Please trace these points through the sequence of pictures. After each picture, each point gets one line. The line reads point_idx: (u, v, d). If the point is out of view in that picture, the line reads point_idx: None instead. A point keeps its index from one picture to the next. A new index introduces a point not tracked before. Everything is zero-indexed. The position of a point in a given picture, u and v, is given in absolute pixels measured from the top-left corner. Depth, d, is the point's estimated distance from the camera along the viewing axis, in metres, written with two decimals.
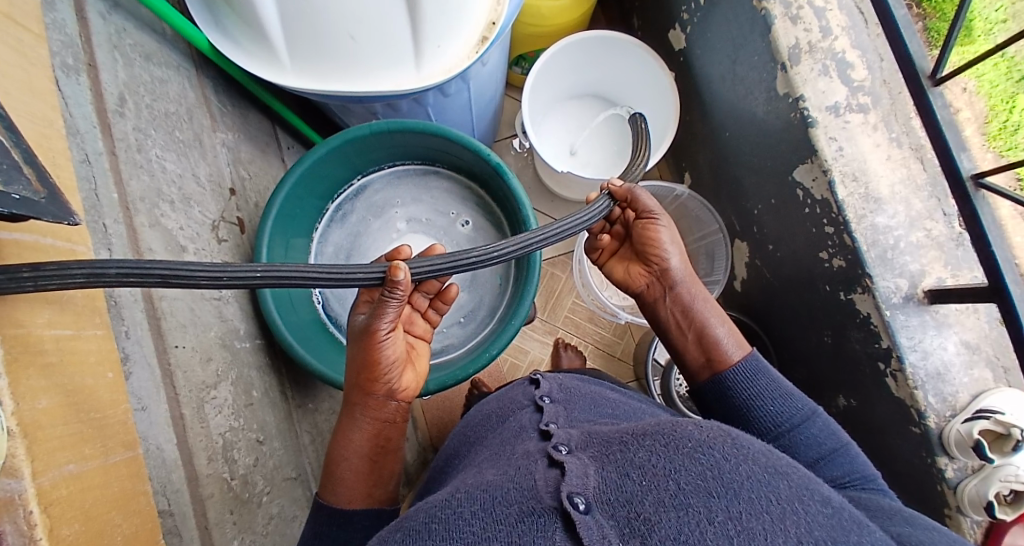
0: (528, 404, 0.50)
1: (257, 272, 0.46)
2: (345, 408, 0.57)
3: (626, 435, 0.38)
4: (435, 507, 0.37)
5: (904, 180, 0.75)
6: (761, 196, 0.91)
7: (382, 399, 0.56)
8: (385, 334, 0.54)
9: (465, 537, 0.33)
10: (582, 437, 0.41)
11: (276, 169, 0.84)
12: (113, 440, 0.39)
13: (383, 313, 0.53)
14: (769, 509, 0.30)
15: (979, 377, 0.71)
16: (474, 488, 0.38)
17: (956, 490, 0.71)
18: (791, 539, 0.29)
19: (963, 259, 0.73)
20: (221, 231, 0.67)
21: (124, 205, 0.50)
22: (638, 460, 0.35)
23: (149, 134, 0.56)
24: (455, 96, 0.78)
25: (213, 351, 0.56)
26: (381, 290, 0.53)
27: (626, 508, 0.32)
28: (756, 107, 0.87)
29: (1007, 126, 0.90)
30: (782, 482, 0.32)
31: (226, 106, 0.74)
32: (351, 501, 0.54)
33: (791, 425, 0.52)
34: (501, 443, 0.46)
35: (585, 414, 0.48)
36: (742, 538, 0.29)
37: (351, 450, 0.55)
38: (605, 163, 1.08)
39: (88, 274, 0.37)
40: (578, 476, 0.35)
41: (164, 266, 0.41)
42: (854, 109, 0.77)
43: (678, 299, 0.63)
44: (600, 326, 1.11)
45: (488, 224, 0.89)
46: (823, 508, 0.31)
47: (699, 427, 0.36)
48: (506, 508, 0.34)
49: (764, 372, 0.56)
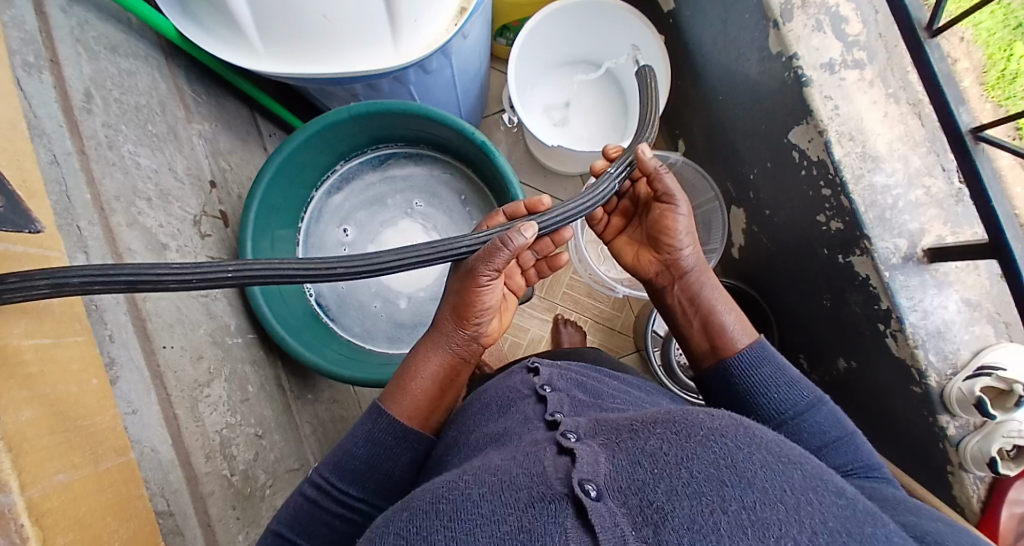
0: (530, 395, 0.48)
1: (229, 270, 0.46)
2: (432, 332, 0.56)
3: (636, 423, 0.37)
4: (441, 486, 0.35)
5: (902, 137, 0.73)
6: (756, 159, 0.89)
7: (472, 335, 0.55)
8: (486, 282, 0.53)
9: (473, 519, 0.31)
10: (590, 425, 0.39)
11: (257, 158, 0.82)
12: (103, 447, 0.39)
13: (492, 260, 0.52)
14: (783, 499, 0.30)
15: (980, 333, 0.71)
16: (480, 470, 0.36)
17: (959, 447, 0.72)
18: (806, 530, 0.29)
19: (963, 216, 0.71)
20: (203, 226, 0.65)
21: (98, 205, 0.48)
22: (649, 448, 0.34)
23: (120, 130, 0.54)
24: (437, 72, 0.76)
25: (204, 349, 0.54)
26: (499, 236, 0.53)
27: (638, 496, 0.31)
28: (749, 67, 0.85)
29: (1005, 75, 0.87)
30: (797, 472, 0.32)
31: (201, 96, 0.72)
32: (410, 417, 0.52)
33: (794, 415, 0.51)
34: (502, 436, 0.44)
35: (589, 405, 0.47)
36: (756, 528, 0.29)
37: (427, 368, 0.54)
38: (597, 135, 1.05)
39: (53, 283, 0.36)
40: (588, 463, 0.33)
41: (130, 272, 0.40)
42: (850, 65, 0.74)
43: (687, 288, 0.62)
44: (599, 301, 1.10)
45: (443, 178, 0.89)
46: (837, 499, 0.32)
47: (711, 416, 0.36)
48: (515, 492, 0.32)
49: (769, 358, 0.55)
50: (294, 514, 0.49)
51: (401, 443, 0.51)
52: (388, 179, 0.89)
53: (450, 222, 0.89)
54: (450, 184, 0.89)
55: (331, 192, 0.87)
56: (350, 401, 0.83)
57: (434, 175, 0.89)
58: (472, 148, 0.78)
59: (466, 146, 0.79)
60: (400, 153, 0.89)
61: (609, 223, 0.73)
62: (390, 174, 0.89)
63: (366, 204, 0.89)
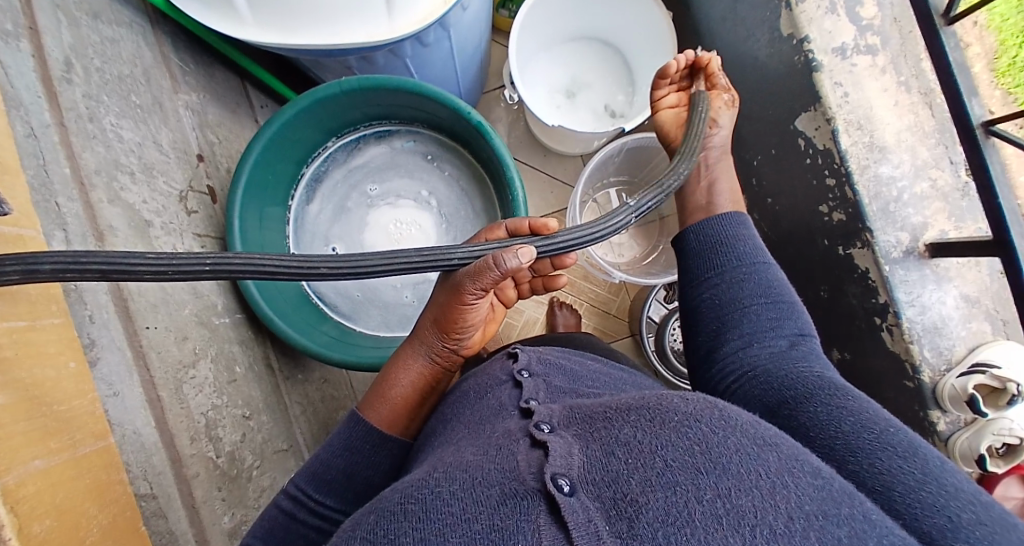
0: (507, 381, 0.46)
1: (205, 263, 0.44)
2: (412, 340, 0.56)
3: (610, 410, 0.34)
4: (410, 487, 0.32)
5: (910, 127, 0.71)
6: (759, 144, 0.86)
7: (452, 346, 0.55)
8: (473, 298, 0.51)
9: (444, 518, 0.28)
10: (564, 414, 0.36)
11: (247, 130, 0.80)
12: (81, 432, 0.38)
13: (482, 278, 0.49)
14: (758, 484, 0.28)
15: (977, 330, 0.70)
16: (452, 468, 0.33)
17: (948, 442, 0.72)
18: (782, 515, 0.26)
19: (968, 211, 0.70)
20: (190, 202, 0.64)
21: (78, 180, 0.47)
22: (623, 438, 0.31)
23: (102, 101, 0.52)
24: (434, 45, 0.73)
25: (189, 329, 0.53)
26: (492, 253, 0.49)
27: (612, 490, 0.28)
28: (758, 49, 0.82)
29: (1016, 62, 0.84)
30: (771, 454, 0.30)
31: (188, 65, 0.69)
32: (392, 426, 0.52)
33: (752, 264, 0.52)
34: (478, 425, 0.42)
35: (567, 391, 0.44)
36: (731, 517, 0.26)
37: (407, 375, 0.54)
38: (593, 120, 1.03)
39: (21, 268, 0.35)
40: (561, 455, 0.30)
41: (106, 260, 0.38)
42: (862, 51, 0.72)
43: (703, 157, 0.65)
44: (596, 284, 1.09)
45: (406, 151, 0.88)
46: (813, 480, 0.29)
47: (686, 400, 0.33)
48: (487, 489, 0.29)
49: (747, 227, 0.56)
50: (267, 529, 0.48)
51: None
52: (353, 171, 0.87)
53: (412, 183, 0.88)
54: (412, 151, 0.88)
55: (307, 196, 0.85)
56: (342, 382, 0.83)
57: (393, 147, 0.88)
58: (456, 119, 0.76)
59: (451, 119, 0.77)
60: (355, 138, 0.86)
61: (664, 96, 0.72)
62: (353, 166, 0.87)
63: (336, 204, 0.86)
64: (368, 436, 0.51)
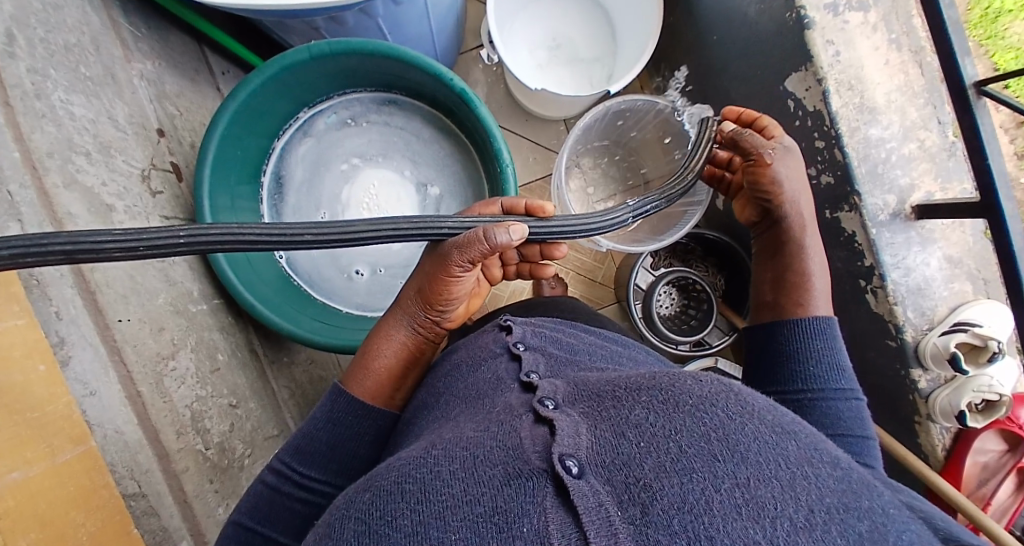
0: (503, 353, 0.44)
1: (180, 235, 0.40)
2: (394, 310, 0.53)
3: (618, 388, 0.33)
4: (408, 462, 0.30)
5: (900, 87, 0.70)
6: (747, 105, 0.84)
7: (436, 317, 0.53)
8: (461, 272, 0.49)
9: (444, 500, 0.27)
10: (568, 390, 0.35)
11: (211, 101, 0.75)
12: (58, 438, 0.36)
13: (469, 250, 0.48)
14: (777, 475, 0.27)
15: (959, 290, 0.72)
16: (451, 443, 0.31)
17: (928, 399, 0.74)
18: (803, 508, 0.25)
19: (954, 171, 0.70)
20: (154, 181, 0.60)
21: (29, 163, 0.43)
22: (633, 419, 0.30)
23: (48, 75, 0.48)
24: (409, 3, 0.68)
25: (165, 319, 0.51)
26: (482, 226, 0.48)
27: (622, 472, 0.27)
28: (747, 5, 0.79)
29: (988, 14, 0.83)
30: (791, 443, 0.29)
31: (140, 30, 0.64)
32: (374, 396, 0.50)
33: (821, 389, 0.48)
34: (476, 399, 0.39)
35: (568, 362, 0.43)
36: (751, 508, 0.25)
37: (390, 346, 0.51)
38: (578, 82, 0.98)
39: None
40: (569, 435, 0.29)
41: (64, 238, 0.35)
42: (854, 6, 0.70)
43: (779, 240, 0.57)
44: (581, 252, 1.08)
45: (327, 129, 0.82)
46: (833, 471, 0.29)
47: (699, 382, 0.32)
48: (489, 468, 0.28)
49: (830, 338, 0.51)
50: (253, 504, 0.46)
51: (369, 413, 0.49)
52: (300, 188, 0.82)
53: (332, 161, 0.83)
54: (329, 123, 0.82)
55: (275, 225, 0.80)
56: (330, 362, 0.80)
57: (317, 138, 0.82)
58: (438, 86, 0.72)
59: (431, 83, 0.72)
60: (284, 144, 0.81)
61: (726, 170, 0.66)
62: (291, 174, 0.82)
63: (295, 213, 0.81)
64: (364, 430, 0.49)
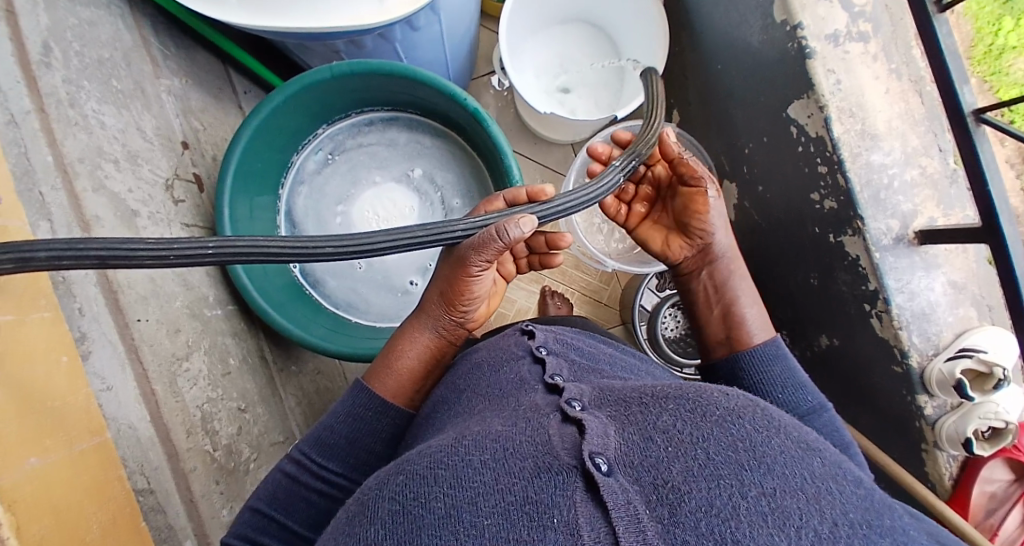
0: (526, 356, 0.45)
1: (209, 248, 0.42)
2: (418, 312, 0.54)
3: (646, 395, 0.34)
4: (440, 448, 0.31)
5: (901, 114, 0.72)
6: (752, 133, 0.87)
7: (458, 319, 0.53)
8: (478, 272, 0.50)
9: (476, 487, 0.28)
10: (594, 394, 0.36)
11: (232, 118, 0.78)
12: (76, 429, 0.37)
13: (486, 249, 0.48)
14: (803, 488, 0.27)
15: (964, 315, 0.72)
16: (483, 435, 0.32)
17: (934, 426, 0.73)
18: (826, 521, 0.26)
19: (956, 198, 0.71)
20: (176, 190, 0.62)
21: (61, 168, 0.45)
22: (662, 425, 0.31)
23: (82, 87, 0.50)
24: (426, 29, 0.72)
25: (182, 321, 0.52)
26: (496, 224, 0.48)
27: (651, 474, 0.28)
28: (751, 35, 0.82)
29: (992, 51, 0.86)
30: (816, 460, 0.30)
31: (169, 49, 0.67)
32: (395, 395, 0.51)
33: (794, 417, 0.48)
34: (499, 396, 0.40)
35: (588, 370, 0.44)
36: (777, 517, 0.26)
37: (414, 347, 0.52)
38: (586, 104, 1.01)
39: (17, 259, 0.34)
40: (598, 435, 0.30)
41: (100, 245, 0.37)
42: (855, 37, 0.72)
43: (715, 276, 0.57)
44: (587, 273, 1.09)
45: (321, 174, 0.85)
46: (856, 490, 0.28)
47: (726, 396, 0.33)
48: (520, 461, 0.29)
49: (782, 359, 0.51)
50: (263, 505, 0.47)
51: (381, 417, 0.49)
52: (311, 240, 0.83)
53: (325, 201, 0.85)
54: (316, 163, 0.85)
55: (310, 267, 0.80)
56: (336, 373, 0.81)
57: (309, 183, 0.85)
58: (452, 105, 0.75)
59: (447, 103, 0.75)
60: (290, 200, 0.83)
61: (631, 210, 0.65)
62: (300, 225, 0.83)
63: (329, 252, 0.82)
64: (375, 435, 0.49)
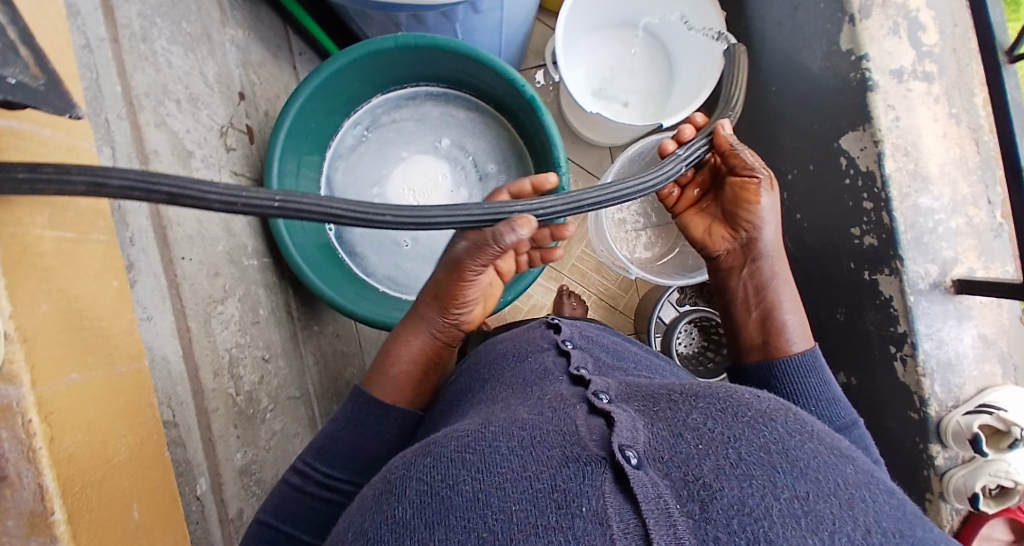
0: (550, 349, 0.45)
1: (274, 200, 0.43)
2: (411, 318, 0.56)
3: (674, 393, 0.34)
4: (467, 433, 0.31)
5: (955, 160, 0.71)
6: (797, 160, 0.86)
7: (452, 322, 0.55)
8: (473, 275, 0.53)
9: (504, 473, 0.28)
10: (621, 390, 0.36)
11: (287, 76, 0.79)
12: (117, 352, 0.38)
13: (482, 253, 0.52)
14: (835, 494, 0.27)
15: (988, 371, 0.71)
16: (507, 422, 0.32)
17: (943, 477, 0.73)
18: (861, 527, 0.25)
19: (998, 252, 0.70)
20: (229, 138, 0.63)
21: (128, 100, 0.46)
22: (692, 423, 0.31)
23: (155, 23, 0.51)
24: (487, 14, 0.72)
25: (221, 266, 0.53)
26: (491, 228, 0.52)
27: (681, 470, 0.28)
28: (812, 61, 0.81)
29: None
30: (849, 468, 0.29)
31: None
32: (393, 398, 0.51)
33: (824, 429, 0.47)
34: (523, 386, 0.40)
35: (613, 366, 0.44)
36: (809, 520, 0.25)
37: (408, 350, 0.54)
38: (631, 111, 1.02)
39: (91, 181, 0.34)
40: (627, 429, 0.30)
41: (172, 182, 0.38)
42: (919, 76, 0.71)
43: (756, 273, 0.56)
44: (608, 278, 1.09)
45: (359, 151, 0.85)
46: (889, 499, 0.28)
47: (758, 398, 0.33)
48: (547, 450, 0.29)
49: (820, 372, 0.50)
50: None
51: None
52: None
53: (358, 180, 0.85)
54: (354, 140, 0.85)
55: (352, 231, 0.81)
56: (352, 338, 0.82)
57: (347, 157, 0.85)
58: (508, 90, 0.75)
59: (503, 87, 0.75)
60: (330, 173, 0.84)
61: (682, 195, 0.65)
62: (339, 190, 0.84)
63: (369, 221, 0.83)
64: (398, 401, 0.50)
